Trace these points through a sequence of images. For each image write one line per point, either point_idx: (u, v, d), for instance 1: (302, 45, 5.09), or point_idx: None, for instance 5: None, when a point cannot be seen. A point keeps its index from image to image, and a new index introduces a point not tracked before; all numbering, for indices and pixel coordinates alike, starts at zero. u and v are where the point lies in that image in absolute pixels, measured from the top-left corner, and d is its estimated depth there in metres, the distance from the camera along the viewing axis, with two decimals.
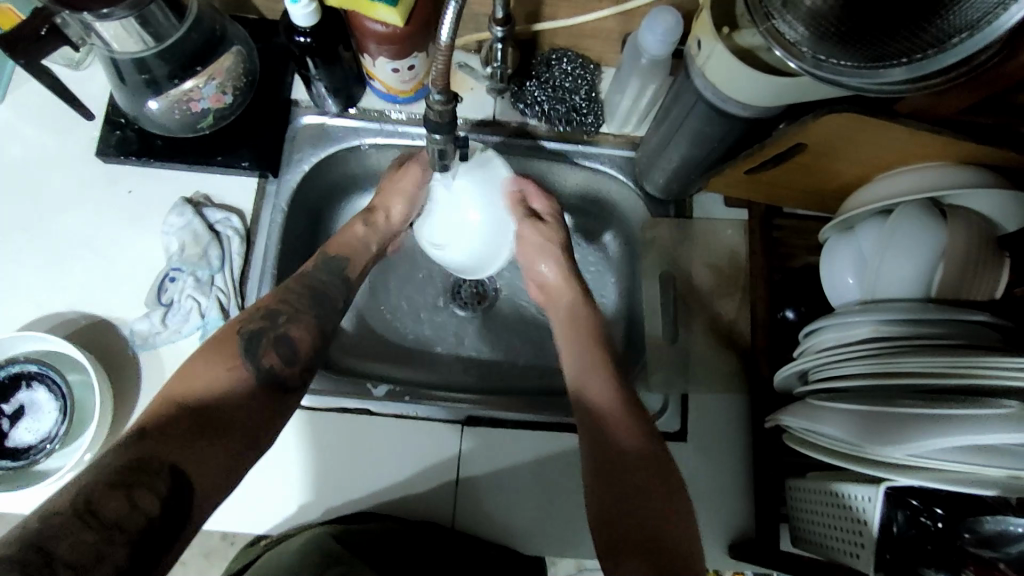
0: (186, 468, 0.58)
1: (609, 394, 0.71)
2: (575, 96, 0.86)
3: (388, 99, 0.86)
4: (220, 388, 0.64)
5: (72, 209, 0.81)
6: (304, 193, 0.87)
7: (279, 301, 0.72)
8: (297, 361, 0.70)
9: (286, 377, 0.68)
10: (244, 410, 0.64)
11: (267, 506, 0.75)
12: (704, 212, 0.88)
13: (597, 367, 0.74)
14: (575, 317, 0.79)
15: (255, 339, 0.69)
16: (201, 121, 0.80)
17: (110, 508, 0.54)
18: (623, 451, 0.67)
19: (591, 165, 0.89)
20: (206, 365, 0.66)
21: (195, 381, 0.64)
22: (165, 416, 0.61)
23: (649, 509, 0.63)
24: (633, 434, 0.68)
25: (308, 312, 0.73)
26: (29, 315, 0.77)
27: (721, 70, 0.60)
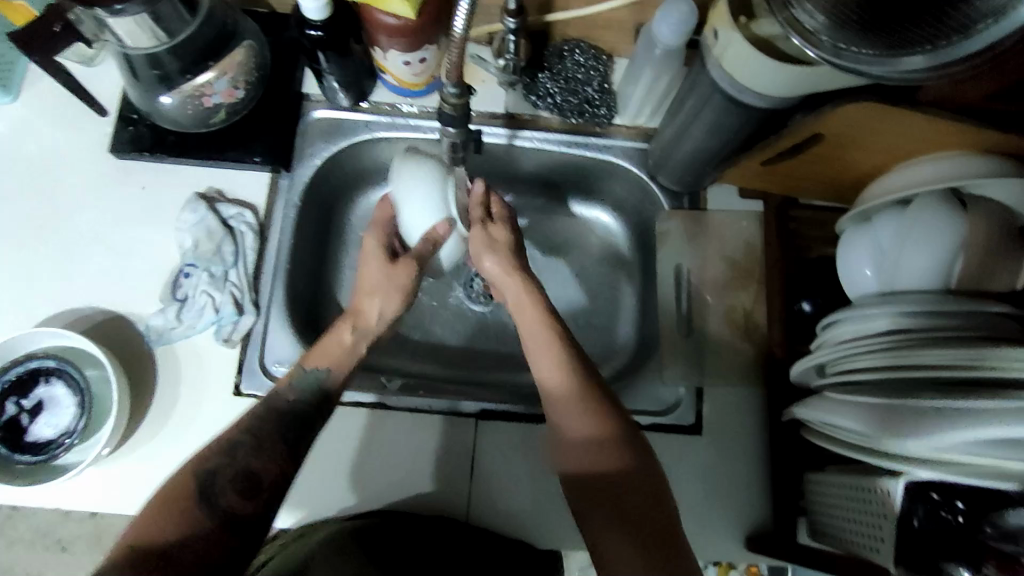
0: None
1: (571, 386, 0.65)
2: (588, 87, 0.87)
3: (399, 92, 0.86)
4: (180, 528, 0.56)
5: (87, 206, 0.81)
6: (317, 187, 0.87)
7: (239, 431, 0.64)
8: (253, 459, 0.63)
9: (249, 509, 0.60)
10: (214, 539, 0.57)
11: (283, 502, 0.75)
12: (719, 203, 0.87)
13: (552, 351, 0.68)
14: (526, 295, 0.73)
15: (211, 473, 0.60)
16: (214, 116, 0.80)
17: None
18: (598, 451, 0.62)
19: (604, 157, 0.87)
20: (159, 517, 0.57)
21: (145, 529, 0.56)
22: (113, 573, 0.51)
23: (636, 507, 0.58)
24: (597, 423, 0.63)
25: (268, 434, 0.65)
26: (45, 311, 0.78)
27: (737, 60, 0.60)
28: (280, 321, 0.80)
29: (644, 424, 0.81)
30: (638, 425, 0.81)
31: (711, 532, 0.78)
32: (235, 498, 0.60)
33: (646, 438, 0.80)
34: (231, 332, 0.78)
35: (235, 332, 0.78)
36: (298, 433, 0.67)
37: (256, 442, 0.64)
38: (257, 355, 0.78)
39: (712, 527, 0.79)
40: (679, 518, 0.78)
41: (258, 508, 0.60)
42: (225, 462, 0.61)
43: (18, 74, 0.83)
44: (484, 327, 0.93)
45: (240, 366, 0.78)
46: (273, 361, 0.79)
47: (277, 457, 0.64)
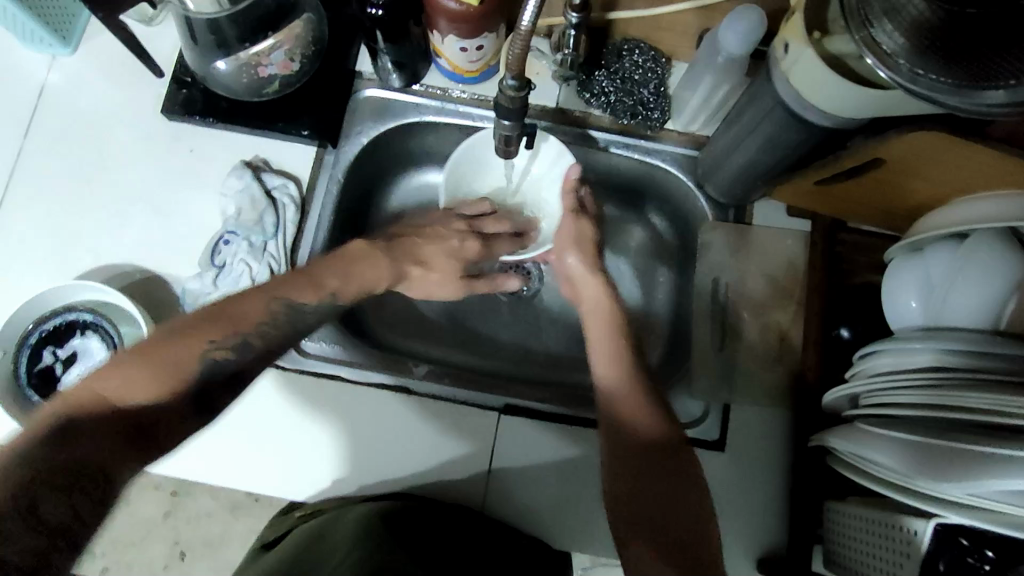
0: (113, 477, 0.52)
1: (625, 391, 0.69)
2: (643, 90, 0.84)
3: (452, 77, 0.85)
4: (155, 396, 0.56)
5: (134, 163, 0.82)
6: (361, 166, 0.87)
7: (255, 329, 0.62)
8: (252, 364, 0.62)
9: (219, 394, 0.60)
10: (180, 415, 0.58)
11: (301, 476, 0.76)
12: (766, 219, 0.85)
13: (621, 366, 0.72)
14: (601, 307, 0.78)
15: (215, 367, 0.59)
16: (267, 86, 0.80)
17: (53, 508, 0.48)
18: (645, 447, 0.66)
19: (651, 162, 0.86)
20: (139, 368, 0.56)
21: (127, 383, 0.55)
22: (79, 430, 0.51)
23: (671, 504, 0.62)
24: (651, 428, 0.66)
25: (276, 347, 0.64)
26: (86, 264, 0.79)
27: (807, 77, 0.58)
28: None
29: None
30: None
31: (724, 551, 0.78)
32: (219, 384, 0.60)
33: None
34: None
35: None
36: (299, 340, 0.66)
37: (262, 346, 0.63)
38: None
39: (726, 545, 0.78)
40: None
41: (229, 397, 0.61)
42: (227, 359, 0.60)
43: (78, 28, 0.84)
44: (518, 320, 0.92)
45: None
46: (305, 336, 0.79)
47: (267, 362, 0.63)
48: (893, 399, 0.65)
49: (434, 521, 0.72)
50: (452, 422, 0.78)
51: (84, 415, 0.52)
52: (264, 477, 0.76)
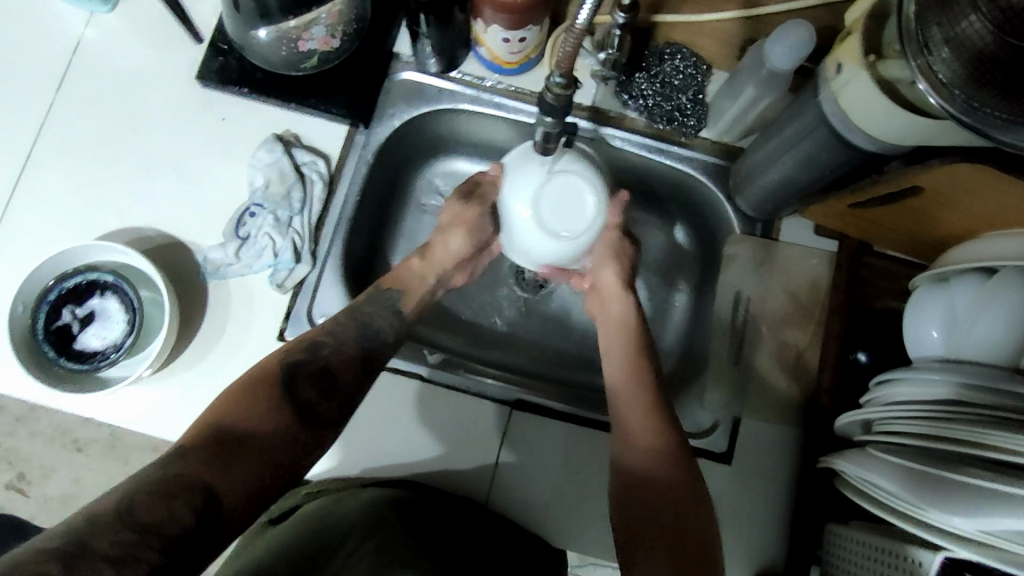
0: (216, 492, 0.52)
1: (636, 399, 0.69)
2: (681, 97, 0.84)
3: (491, 67, 0.84)
4: (258, 421, 0.58)
5: (164, 127, 0.81)
6: (391, 149, 0.87)
7: (324, 333, 0.66)
8: (335, 364, 0.64)
9: (325, 411, 0.61)
10: (291, 441, 0.58)
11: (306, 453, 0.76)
12: (792, 236, 0.85)
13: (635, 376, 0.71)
14: (623, 322, 0.77)
15: (295, 368, 0.62)
16: (305, 61, 0.79)
17: (147, 507, 0.49)
18: (652, 457, 0.65)
19: (682, 169, 0.86)
20: (242, 404, 0.59)
21: (239, 410, 0.58)
22: (196, 447, 0.54)
23: (673, 513, 0.62)
24: (655, 429, 0.67)
25: (350, 342, 0.66)
26: (109, 225, 0.79)
27: (858, 100, 0.58)
28: (334, 275, 0.81)
29: None
30: None
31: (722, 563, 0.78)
32: (318, 398, 0.62)
33: None
34: (286, 278, 0.78)
35: (290, 279, 0.78)
36: (377, 351, 0.68)
37: (338, 347, 0.65)
38: (306, 305, 0.79)
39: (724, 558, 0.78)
40: None
41: (331, 411, 0.62)
42: (306, 355, 0.63)
43: None
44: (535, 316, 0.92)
45: (289, 313, 0.78)
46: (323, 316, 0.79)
47: (355, 368, 0.65)
48: (907, 428, 0.65)
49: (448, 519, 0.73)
50: (463, 412, 0.78)
51: (194, 445, 0.54)
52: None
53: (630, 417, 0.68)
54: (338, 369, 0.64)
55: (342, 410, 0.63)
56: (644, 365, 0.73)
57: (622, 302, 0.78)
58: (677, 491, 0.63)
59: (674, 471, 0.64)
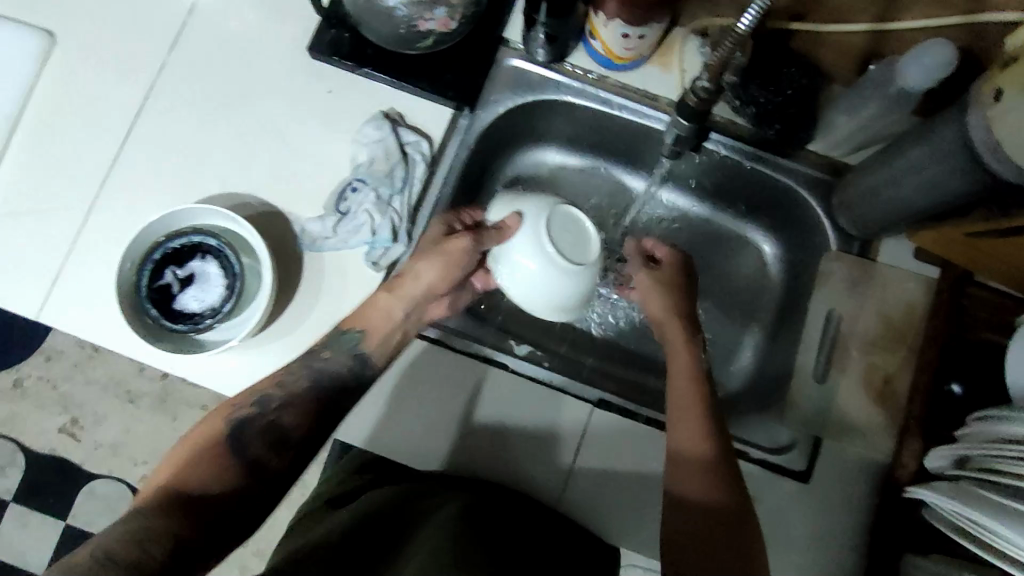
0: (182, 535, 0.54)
1: (692, 426, 0.66)
2: (791, 109, 0.81)
3: (602, 63, 0.83)
4: (212, 482, 0.59)
5: (271, 96, 0.82)
6: (491, 134, 0.86)
7: (274, 384, 0.66)
8: (274, 456, 0.63)
9: (272, 465, 0.63)
10: (234, 501, 0.60)
11: (388, 431, 0.77)
12: (891, 259, 0.83)
13: (691, 396, 0.68)
14: (679, 336, 0.74)
15: (240, 426, 0.63)
16: (421, 40, 0.78)
17: (125, 550, 0.50)
18: (704, 489, 0.63)
19: (784, 181, 0.84)
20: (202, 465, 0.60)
21: (186, 469, 0.60)
22: (149, 510, 0.55)
23: (720, 553, 0.61)
24: (710, 472, 0.64)
25: (302, 389, 0.67)
26: (211, 189, 0.80)
27: (1016, 128, 0.56)
28: None
29: (752, 456, 0.80)
30: (746, 455, 0.80)
31: None
32: (254, 456, 0.62)
33: (753, 471, 0.79)
34: (381, 257, 0.78)
35: (385, 258, 0.78)
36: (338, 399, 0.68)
37: (290, 402, 0.66)
38: (399, 285, 0.79)
39: None
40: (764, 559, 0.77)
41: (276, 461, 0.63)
42: (270, 397, 0.65)
43: None
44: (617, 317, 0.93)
45: None
46: None
47: (304, 415, 0.66)
48: (1016, 468, 0.62)
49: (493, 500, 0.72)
50: (543, 405, 0.79)
51: (146, 508, 0.55)
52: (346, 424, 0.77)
53: (686, 440, 0.66)
54: (290, 428, 0.65)
55: (292, 465, 0.64)
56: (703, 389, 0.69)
57: (675, 323, 0.74)
58: (723, 517, 0.62)
59: (724, 499, 0.63)
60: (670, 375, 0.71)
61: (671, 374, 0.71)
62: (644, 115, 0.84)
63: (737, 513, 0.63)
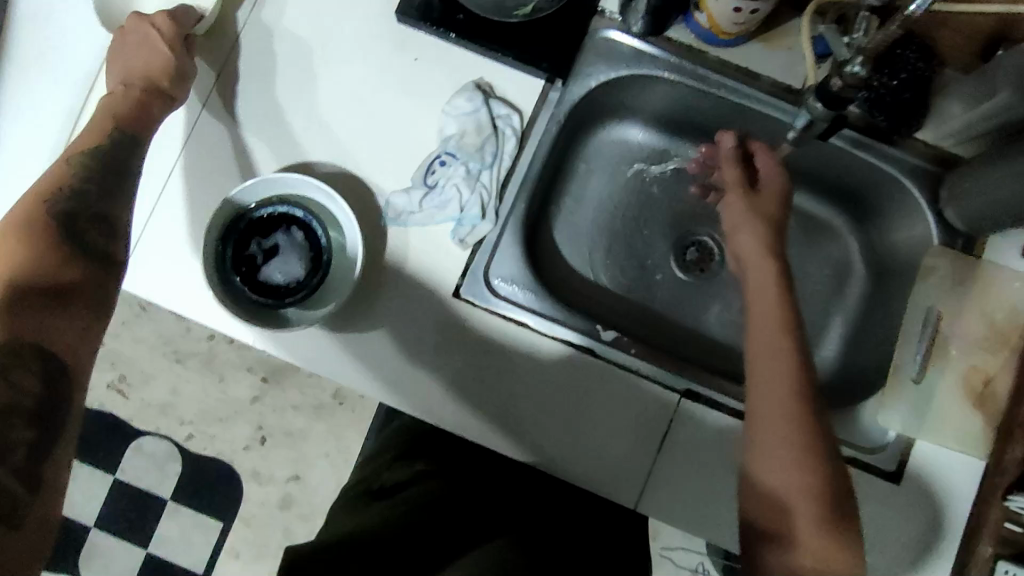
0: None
1: (790, 430, 0.61)
2: (905, 94, 0.77)
3: (707, 38, 0.79)
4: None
5: (356, 61, 0.78)
6: (579, 109, 0.83)
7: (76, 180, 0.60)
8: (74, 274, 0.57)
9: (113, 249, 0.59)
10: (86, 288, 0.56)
11: (469, 414, 0.74)
12: (998, 256, 0.79)
13: (780, 399, 0.63)
14: (777, 322, 0.68)
15: (66, 212, 0.58)
16: (517, 8, 0.74)
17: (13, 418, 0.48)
18: (801, 496, 0.60)
19: (889, 169, 0.80)
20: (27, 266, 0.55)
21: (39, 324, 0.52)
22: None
23: (818, 546, 0.58)
24: (807, 476, 0.60)
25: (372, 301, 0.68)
26: (293, 156, 0.77)
27: None
28: (513, 236, 0.79)
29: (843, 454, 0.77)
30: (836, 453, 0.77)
31: None
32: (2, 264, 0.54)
33: None
34: (468, 234, 0.76)
35: (471, 236, 0.76)
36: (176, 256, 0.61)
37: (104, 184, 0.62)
38: (484, 263, 0.77)
39: None
40: None
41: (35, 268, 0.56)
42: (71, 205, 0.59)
43: None
44: (701, 302, 0.89)
45: (467, 270, 0.76)
46: (499, 277, 0.78)
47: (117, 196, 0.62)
48: None
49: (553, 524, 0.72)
50: (626, 392, 0.76)
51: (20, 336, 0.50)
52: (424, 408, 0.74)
53: (775, 453, 0.61)
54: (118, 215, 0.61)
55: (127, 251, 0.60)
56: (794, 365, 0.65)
57: (778, 297, 0.70)
58: (827, 515, 0.59)
59: (832, 507, 0.60)
60: (762, 373, 0.65)
61: (761, 373, 0.65)
62: (745, 94, 0.80)
63: (841, 525, 0.60)
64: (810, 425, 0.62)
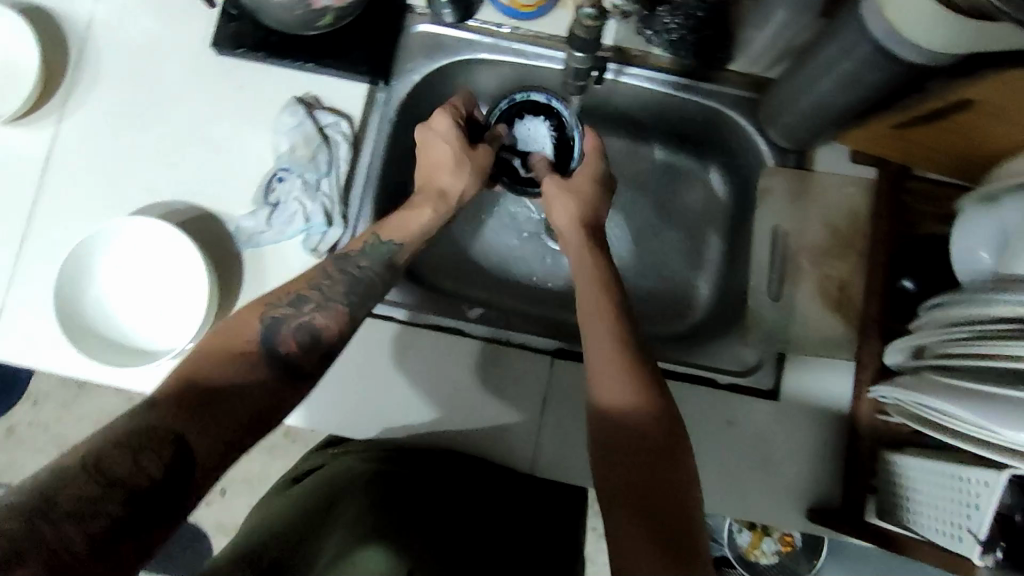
0: (184, 442, 0.52)
1: (612, 363, 0.63)
2: (706, 31, 0.80)
3: (507, 13, 0.82)
4: None
5: (184, 100, 0.81)
6: (412, 104, 0.85)
7: None
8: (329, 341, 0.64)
9: None
10: None
11: (344, 414, 0.77)
12: (828, 166, 0.83)
13: (613, 341, 0.65)
14: (592, 277, 0.70)
15: None
16: (319, 19, 0.77)
17: (112, 459, 0.50)
18: (632, 420, 0.61)
19: (710, 104, 0.84)
20: (229, 356, 0.59)
21: None
22: (169, 402, 0.54)
23: (672, 482, 0.59)
24: (641, 400, 0.62)
25: (338, 298, 0.65)
26: (138, 202, 0.79)
27: (903, 6, 0.55)
28: None
29: (721, 382, 0.80)
30: (714, 382, 0.80)
31: (777, 501, 0.78)
32: None
33: (722, 398, 0.79)
34: (319, 243, 0.78)
35: (323, 244, 0.78)
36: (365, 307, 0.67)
37: None
38: None
39: (779, 497, 0.78)
40: (745, 481, 0.78)
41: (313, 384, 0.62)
42: None
43: None
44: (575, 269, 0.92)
45: None
46: None
47: None
48: (966, 351, 0.62)
49: (430, 483, 0.74)
50: (496, 362, 0.78)
51: None
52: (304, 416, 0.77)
53: (618, 388, 0.62)
54: None
55: None
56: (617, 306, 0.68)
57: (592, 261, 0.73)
58: (664, 428, 0.61)
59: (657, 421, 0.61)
60: (588, 326, 0.66)
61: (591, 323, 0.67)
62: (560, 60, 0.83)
63: (678, 445, 0.61)
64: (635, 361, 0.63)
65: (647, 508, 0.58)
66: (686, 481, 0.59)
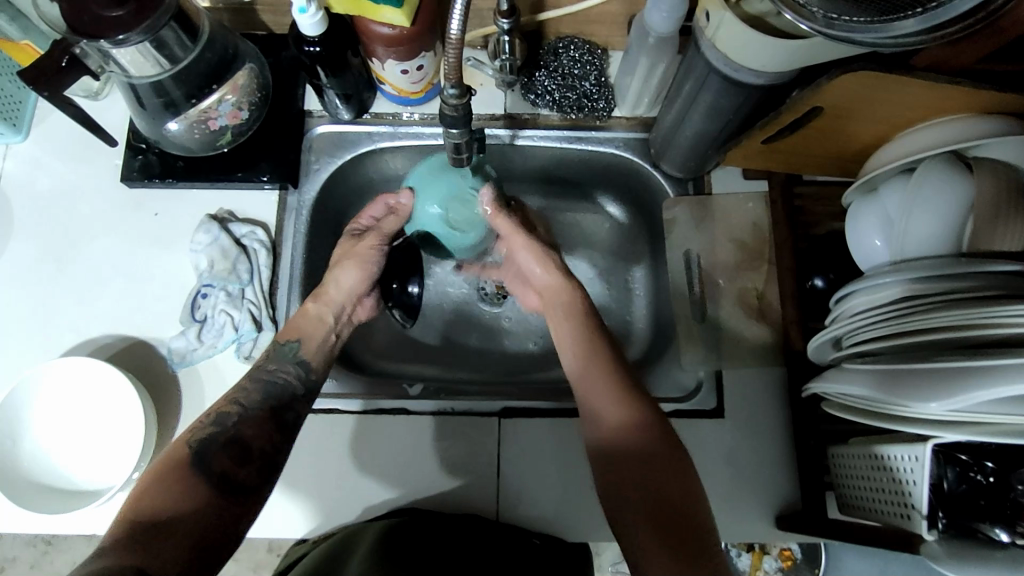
0: (152, 569, 0.51)
1: (607, 382, 0.66)
2: (584, 83, 0.87)
3: (399, 101, 0.87)
4: None
5: (103, 235, 0.83)
6: (325, 200, 0.88)
7: None
8: (249, 434, 0.66)
9: None
10: None
11: (300, 512, 0.78)
12: (724, 186, 0.88)
13: (596, 365, 0.68)
14: (569, 304, 0.75)
15: None
16: (220, 138, 0.81)
17: None
18: (620, 427, 0.63)
19: (605, 150, 0.89)
20: (157, 484, 0.59)
21: None
22: (121, 541, 0.53)
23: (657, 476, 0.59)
24: (623, 406, 0.64)
25: (259, 404, 0.68)
26: (67, 341, 0.79)
27: (730, 39, 0.61)
28: None
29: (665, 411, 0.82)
30: None
31: (744, 516, 0.79)
32: None
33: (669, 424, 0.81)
34: (252, 348, 0.79)
35: (256, 348, 0.79)
36: (289, 405, 0.70)
37: None
38: None
39: (745, 512, 0.79)
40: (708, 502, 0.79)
41: (252, 476, 0.63)
42: None
43: (27, 111, 0.85)
44: (512, 329, 0.95)
45: None
46: None
47: None
48: (870, 334, 0.65)
49: (435, 548, 0.70)
50: (449, 434, 0.80)
51: None
52: (259, 518, 0.77)
53: (607, 405, 0.64)
54: None
55: None
56: (591, 324, 0.73)
57: (567, 294, 0.76)
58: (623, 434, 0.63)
59: (643, 433, 0.62)
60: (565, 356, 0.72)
61: (569, 357, 0.71)
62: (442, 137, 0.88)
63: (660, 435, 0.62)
64: (610, 369, 0.67)
65: (660, 528, 0.56)
66: (668, 471, 0.60)
